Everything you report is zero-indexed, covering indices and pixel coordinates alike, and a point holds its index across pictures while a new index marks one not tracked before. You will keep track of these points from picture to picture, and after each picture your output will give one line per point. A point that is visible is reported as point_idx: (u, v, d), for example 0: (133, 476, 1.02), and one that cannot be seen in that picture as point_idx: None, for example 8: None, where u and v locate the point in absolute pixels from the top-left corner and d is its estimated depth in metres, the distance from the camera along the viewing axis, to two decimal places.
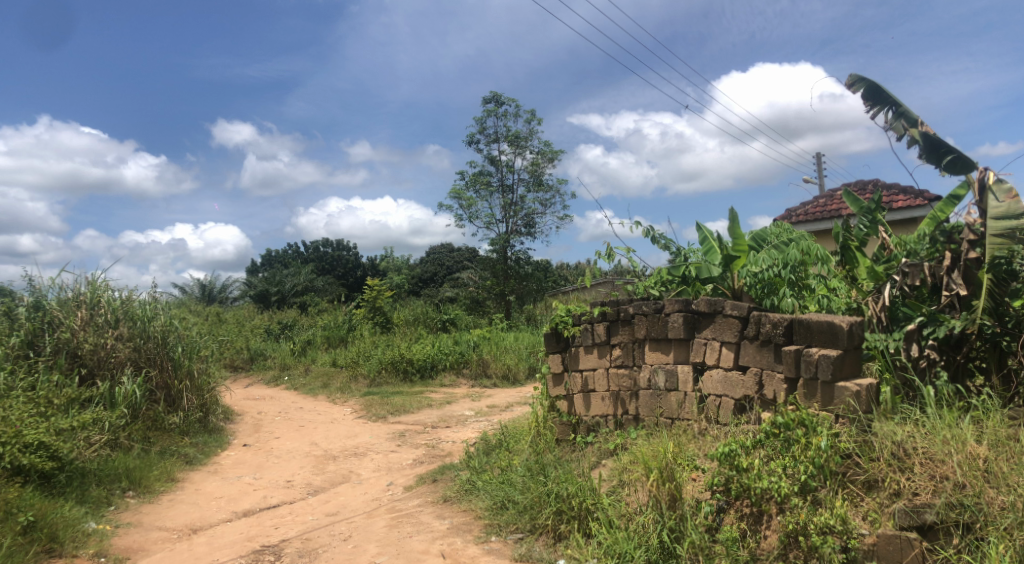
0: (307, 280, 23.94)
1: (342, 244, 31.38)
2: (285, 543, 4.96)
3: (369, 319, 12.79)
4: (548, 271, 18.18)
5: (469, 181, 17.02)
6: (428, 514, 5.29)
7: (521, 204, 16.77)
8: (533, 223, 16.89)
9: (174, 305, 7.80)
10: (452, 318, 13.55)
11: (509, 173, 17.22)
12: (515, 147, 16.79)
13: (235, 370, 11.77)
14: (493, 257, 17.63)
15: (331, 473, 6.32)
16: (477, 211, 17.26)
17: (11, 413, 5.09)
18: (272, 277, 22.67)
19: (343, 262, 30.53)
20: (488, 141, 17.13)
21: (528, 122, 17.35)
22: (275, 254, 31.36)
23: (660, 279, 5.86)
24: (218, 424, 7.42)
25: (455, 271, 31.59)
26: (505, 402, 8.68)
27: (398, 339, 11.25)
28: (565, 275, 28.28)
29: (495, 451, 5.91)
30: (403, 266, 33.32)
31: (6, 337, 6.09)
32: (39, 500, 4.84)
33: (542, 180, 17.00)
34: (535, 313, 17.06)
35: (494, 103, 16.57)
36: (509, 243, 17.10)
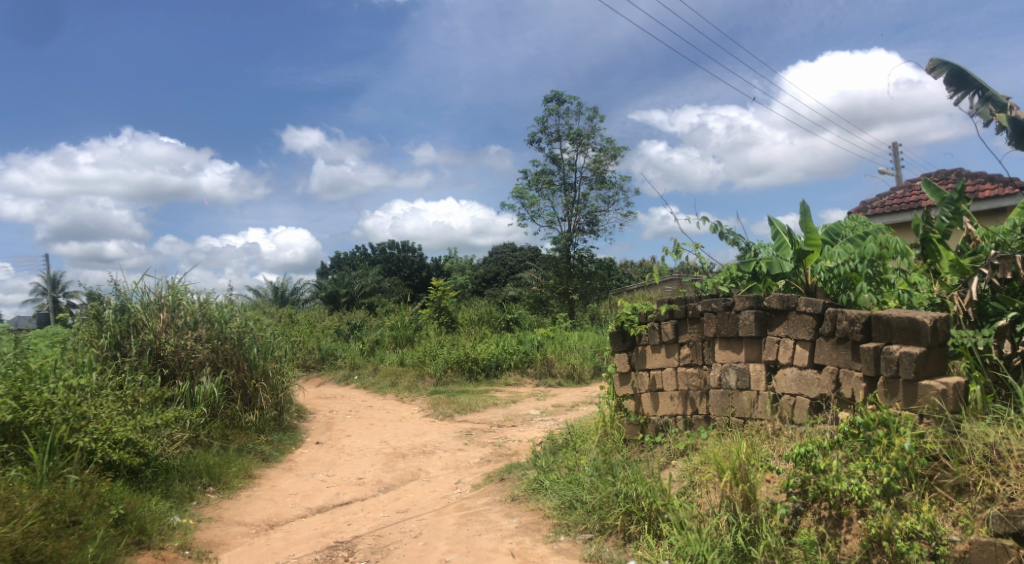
0: (374, 282, 24.50)
1: (406, 246, 31.99)
2: (358, 539, 5.06)
3: (435, 319, 12.97)
4: (611, 270, 18.04)
5: (531, 181, 17.06)
6: (496, 512, 5.32)
7: (584, 203, 16.69)
8: (596, 221, 16.79)
9: (249, 307, 8.06)
10: (515, 318, 13.59)
11: (571, 171, 17.19)
12: (577, 145, 16.74)
13: (308, 369, 12.11)
14: (556, 256, 17.62)
15: (401, 470, 6.42)
16: (539, 210, 17.30)
17: (101, 411, 5.38)
18: (342, 279, 23.31)
19: (408, 264, 31.13)
20: (551, 139, 17.14)
21: (590, 120, 17.30)
22: (343, 257, 32.21)
23: (728, 276, 5.71)
24: (291, 423, 7.64)
25: (517, 271, 31.68)
26: (570, 401, 8.63)
27: (463, 338, 11.36)
28: (628, 273, 28.05)
29: (561, 451, 5.88)
30: (466, 267, 33.67)
31: (96, 338, 6.40)
32: (128, 495, 5.12)
33: (604, 177, 16.89)
34: (599, 312, 16.95)
35: (555, 102, 16.55)
36: (571, 242, 17.06)
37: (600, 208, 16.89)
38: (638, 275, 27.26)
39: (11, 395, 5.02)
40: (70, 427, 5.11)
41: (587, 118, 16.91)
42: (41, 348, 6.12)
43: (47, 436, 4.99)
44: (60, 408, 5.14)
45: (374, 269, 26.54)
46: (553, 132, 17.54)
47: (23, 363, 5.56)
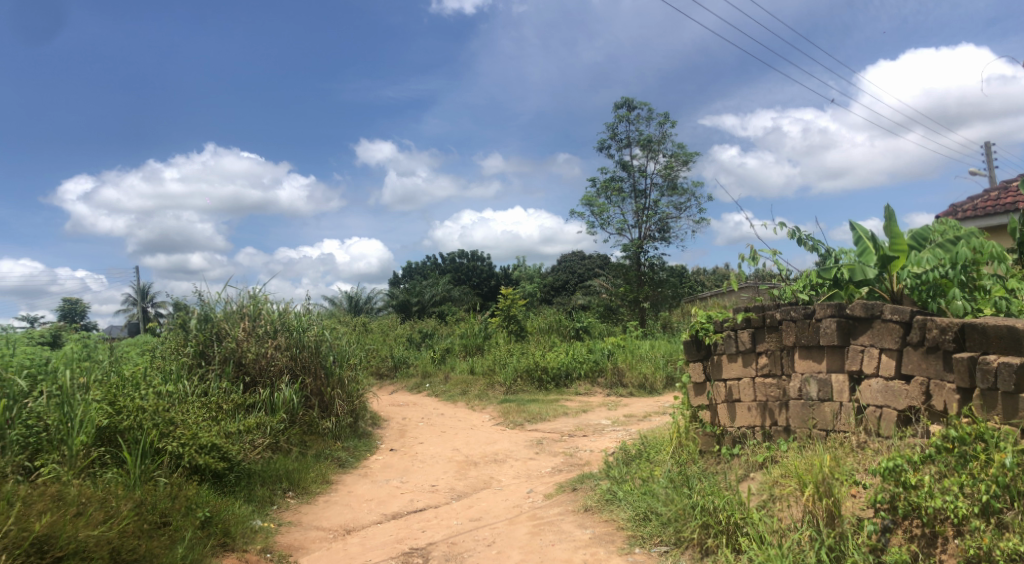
0: (444, 291, 24.88)
1: (476, 255, 32.41)
2: (432, 546, 5.10)
3: (504, 327, 13.04)
4: (682, 277, 17.76)
5: (600, 188, 17.00)
6: (569, 523, 5.27)
7: (654, 210, 16.52)
8: (666, 228, 16.58)
9: (325, 316, 8.27)
10: (584, 326, 13.50)
11: (641, 177, 17.07)
12: (647, 151, 16.60)
13: (381, 377, 12.38)
14: (626, 264, 17.44)
15: (473, 478, 6.46)
16: (609, 217, 17.22)
17: (188, 417, 5.63)
18: (413, 289, 23.92)
19: (477, 273, 31.49)
20: (621, 146, 17.07)
21: (660, 126, 17.16)
22: (414, 266, 32.84)
23: (808, 283, 5.53)
24: (366, 430, 7.79)
25: (586, 280, 31.52)
26: (642, 411, 8.50)
27: (533, 347, 11.37)
28: (700, 280, 27.57)
29: (635, 462, 5.79)
30: (534, 275, 33.80)
31: (183, 346, 6.69)
32: (214, 498, 5.32)
33: (675, 184, 16.68)
34: (670, 320, 16.70)
35: (624, 108, 16.48)
36: (641, 250, 16.90)
37: (670, 214, 16.67)
38: (713, 283, 26.58)
39: (107, 401, 5.35)
40: (160, 432, 5.36)
41: (658, 124, 16.79)
42: (133, 356, 6.46)
43: (139, 440, 5.26)
44: (151, 414, 5.41)
45: (444, 277, 26.93)
46: (622, 139, 17.46)
47: (117, 371, 5.88)
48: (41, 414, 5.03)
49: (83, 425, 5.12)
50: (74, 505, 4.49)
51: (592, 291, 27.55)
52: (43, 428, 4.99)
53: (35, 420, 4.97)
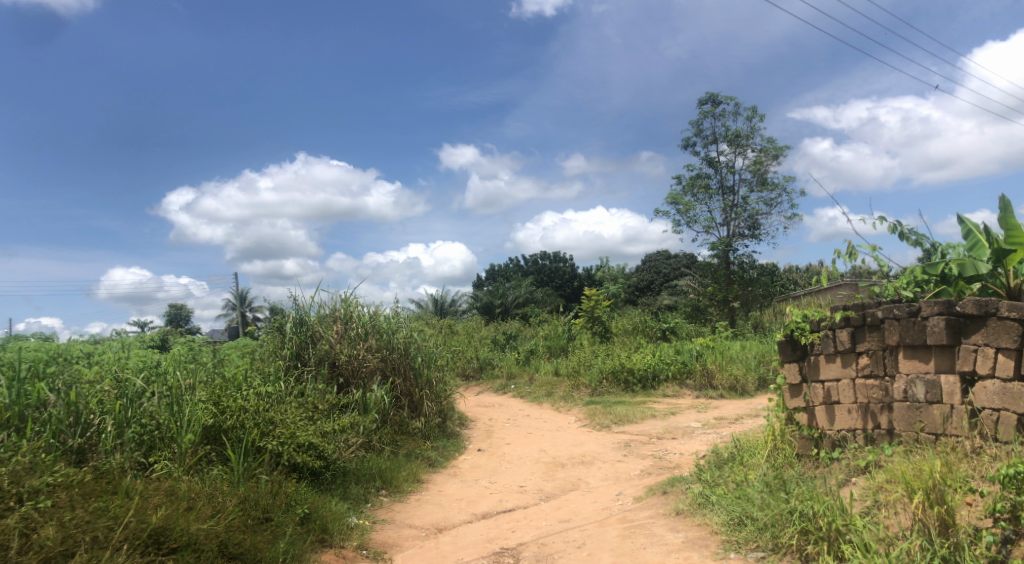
0: (527, 293, 25.14)
1: (560, 255, 32.66)
2: (523, 547, 5.12)
3: (589, 328, 12.98)
4: (774, 275, 17.23)
5: (686, 186, 16.74)
6: (661, 526, 5.19)
7: (744, 206, 16.13)
8: (756, 225, 16.14)
9: (413, 318, 8.47)
10: (671, 327, 13.26)
11: (729, 174, 16.71)
12: (735, 146, 16.22)
13: (467, 378, 12.60)
14: (714, 262, 17.20)
15: (561, 480, 6.45)
16: (695, 215, 16.95)
17: (287, 417, 5.87)
18: (497, 291, 24.36)
19: (559, 274, 31.74)
20: (707, 142, 16.76)
21: (748, 120, 16.77)
22: (496, 268, 33.33)
23: (912, 279, 5.25)
24: (454, 430, 7.91)
25: (671, 280, 31.24)
26: (734, 414, 8.27)
27: (619, 348, 11.29)
28: (794, 278, 26.76)
29: (728, 465, 5.64)
30: (619, 274, 33.64)
31: (280, 349, 7.01)
32: (312, 495, 5.52)
33: (766, 179, 16.23)
34: (762, 321, 16.20)
35: (710, 103, 16.19)
36: (728, 249, 16.61)
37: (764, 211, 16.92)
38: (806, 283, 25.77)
39: (212, 401, 5.63)
40: (260, 431, 5.60)
41: (746, 118, 16.41)
42: (235, 358, 6.81)
43: (241, 439, 5.50)
44: (252, 414, 5.66)
45: (526, 279, 27.13)
46: (709, 134, 17.14)
47: (220, 373, 6.20)
48: (154, 413, 5.37)
49: (191, 424, 5.41)
50: (186, 500, 4.76)
51: (676, 292, 27.10)
52: (156, 426, 5.32)
53: (148, 419, 5.31)
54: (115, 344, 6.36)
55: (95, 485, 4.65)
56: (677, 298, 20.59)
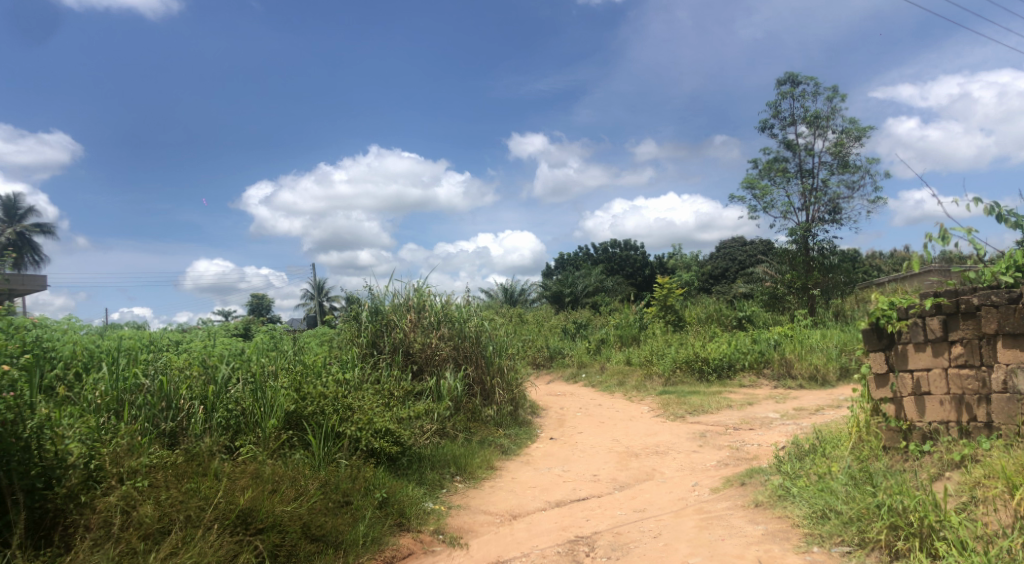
0: (598, 281, 25.09)
1: (631, 244, 32.43)
2: (598, 536, 5.10)
3: (661, 317, 12.81)
4: (856, 262, 16.68)
5: (762, 170, 16.32)
6: (739, 518, 5.05)
7: (824, 190, 15.59)
8: (838, 210, 15.61)
9: (483, 307, 8.57)
10: (747, 315, 12.91)
11: (809, 157, 16.20)
12: (814, 128, 15.70)
13: (538, 367, 12.66)
14: (791, 249, 16.75)
15: (635, 469, 6.40)
16: (772, 200, 16.50)
17: (364, 403, 6.03)
18: (566, 280, 24.39)
19: (631, 262, 31.54)
20: (785, 124, 16.28)
21: (829, 101, 16.21)
22: (566, 257, 33.41)
23: (1011, 264, 4.92)
24: (526, 418, 7.95)
25: (747, 267, 30.64)
26: (814, 404, 8.02)
27: (693, 337, 11.12)
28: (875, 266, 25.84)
29: (809, 457, 5.48)
30: (694, 262, 33.14)
31: (356, 337, 7.22)
32: (389, 480, 5.64)
33: (848, 161, 15.66)
34: (843, 308, 15.62)
35: (789, 84, 15.67)
36: (808, 234, 16.25)
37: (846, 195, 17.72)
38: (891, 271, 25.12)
39: (293, 388, 5.82)
40: (340, 417, 5.77)
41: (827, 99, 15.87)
42: (314, 345, 7.04)
43: (321, 424, 5.68)
44: (331, 400, 5.82)
45: (595, 268, 26.96)
46: (786, 117, 16.63)
47: (300, 360, 6.41)
48: (239, 399, 5.58)
49: (274, 409, 5.61)
50: (270, 482, 4.93)
51: (752, 279, 26.37)
52: (242, 412, 5.53)
53: (234, 404, 5.52)
54: (202, 332, 6.66)
55: (187, 467, 4.87)
56: (753, 286, 20.07)
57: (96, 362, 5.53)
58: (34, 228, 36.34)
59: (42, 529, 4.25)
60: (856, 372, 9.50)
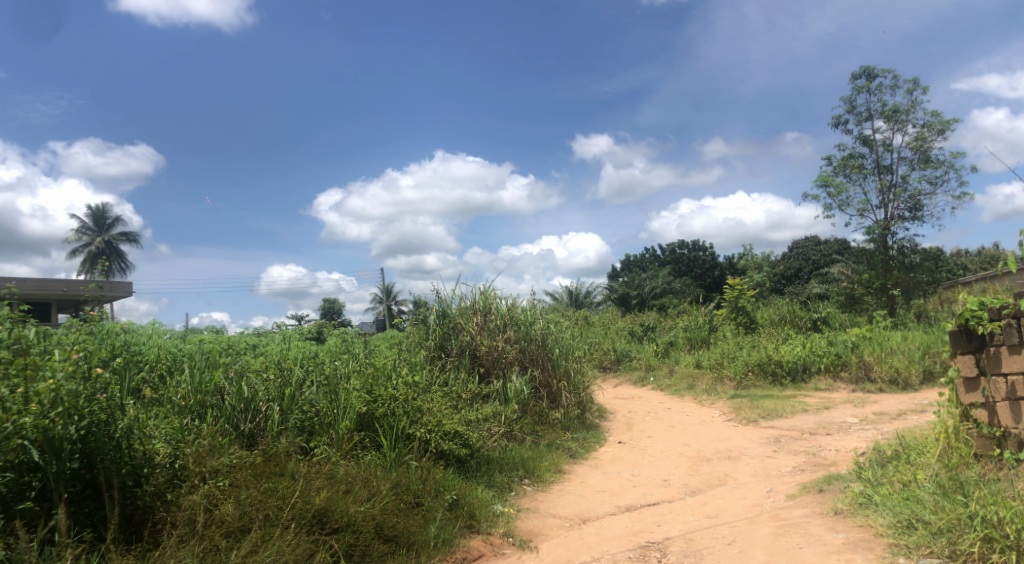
0: (665, 283, 24.83)
1: (698, 244, 32.05)
2: (670, 542, 5.01)
3: (732, 319, 12.53)
4: (939, 262, 16.22)
5: (837, 167, 15.84)
6: (818, 526, 4.87)
7: (903, 186, 15.03)
8: (919, 206, 15.01)
9: (548, 310, 8.60)
10: (822, 317, 12.51)
11: (887, 152, 15.66)
12: (893, 122, 15.16)
13: (605, 370, 12.59)
14: (869, 248, 16.46)
15: (706, 475, 6.28)
16: (847, 198, 16.02)
17: (433, 405, 6.11)
18: (633, 282, 24.23)
19: (699, 263, 31.16)
20: (861, 119, 15.79)
21: (909, 93, 15.64)
22: (632, 259, 33.17)
23: None
24: (594, 422, 7.91)
25: (822, 267, 29.90)
26: (896, 409, 7.72)
27: (765, 340, 10.87)
28: (960, 265, 24.73)
29: (892, 464, 5.28)
30: (765, 262, 32.41)
31: (424, 340, 7.41)
32: (458, 482, 5.70)
33: (930, 156, 15.05)
34: (925, 309, 14.96)
35: (865, 77, 15.19)
36: (886, 232, 15.99)
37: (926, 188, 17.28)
38: (977, 269, 24.07)
39: (365, 390, 5.95)
40: (409, 419, 5.86)
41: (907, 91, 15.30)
42: (383, 348, 7.21)
43: (393, 426, 5.78)
44: (401, 402, 5.92)
45: (661, 270, 26.63)
46: (861, 111, 16.14)
47: (370, 363, 6.55)
48: (314, 401, 5.74)
49: (346, 411, 5.74)
50: (344, 483, 5.05)
51: (827, 278, 25.67)
52: (316, 413, 5.67)
53: (309, 406, 5.68)
54: (277, 336, 6.89)
55: (265, 467, 5.02)
56: (829, 286, 19.45)
57: (177, 364, 5.75)
58: (119, 237, 38.35)
59: (133, 525, 4.42)
60: (942, 376, 9.11)
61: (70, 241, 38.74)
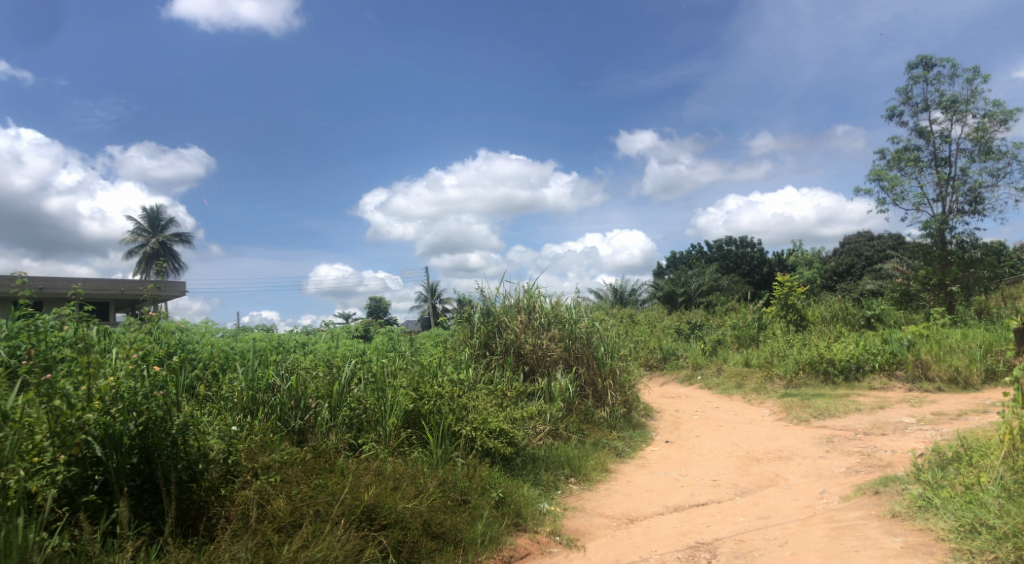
0: (712, 280, 24.54)
1: (746, 241, 31.63)
2: (719, 542, 4.93)
3: (782, 317, 12.29)
4: (1001, 258, 15.68)
5: (891, 160, 15.43)
6: (875, 529, 4.74)
7: (962, 178, 14.56)
8: (979, 200, 14.54)
9: (593, 308, 8.58)
10: (876, 314, 12.21)
11: (944, 144, 15.20)
12: (951, 113, 14.70)
13: (651, 368, 12.49)
14: (926, 244, 16.06)
15: (757, 475, 6.18)
16: (902, 192, 15.60)
17: (479, 403, 6.14)
18: (678, 279, 23.98)
19: (747, 260, 30.67)
20: (917, 110, 15.36)
21: (968, 82, 15.14)
22: (677, 256, 32.86)
23: None
24: (640, 421, 7.85)
25: (876, 263, 29.26)
26: (956, 409, 7.48)
27: (817, 338, 10.65)
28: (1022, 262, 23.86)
29: (953, 466, 5.11)
30: (814, 258, 31.77)
31: (470, 338, 7.51)
32: (505, 480, 5.72)
33: (991, 147, 14.55)
34: (987, 306, 14.38)
35: (921, 67, 14.76)
36: (944, 227, 15.51)
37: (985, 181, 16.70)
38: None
39: (411, 387, 6.00)
40: (456, 417, 5.89)
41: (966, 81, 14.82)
42: (429, 347, 7.30)
43: (439, 423, 5.81)
44: (448, 399, 5.96)
45: (707, 267, 26.31)
46: (917, 102, 15.69)
47: (417, 360, 6.62)
48: (361, 399, 5.80)
49: (393, 409, 5.80)
50: (392, 480, 5.10)
51: (880, 275, 25.06)
52: (364, 410, 5.74)
53: (357, 404, 5.74)
54: (325, 334, 7.00)
55: (315, 464, 5.10)
56: (882, 282, 18.96)
57: (230, 362, 5.89)
58: (170, 238, 39.49)
59: (189, 519, 4.53)
60: (1005, 376, 8.80)
61: (123, 242, 40.00)
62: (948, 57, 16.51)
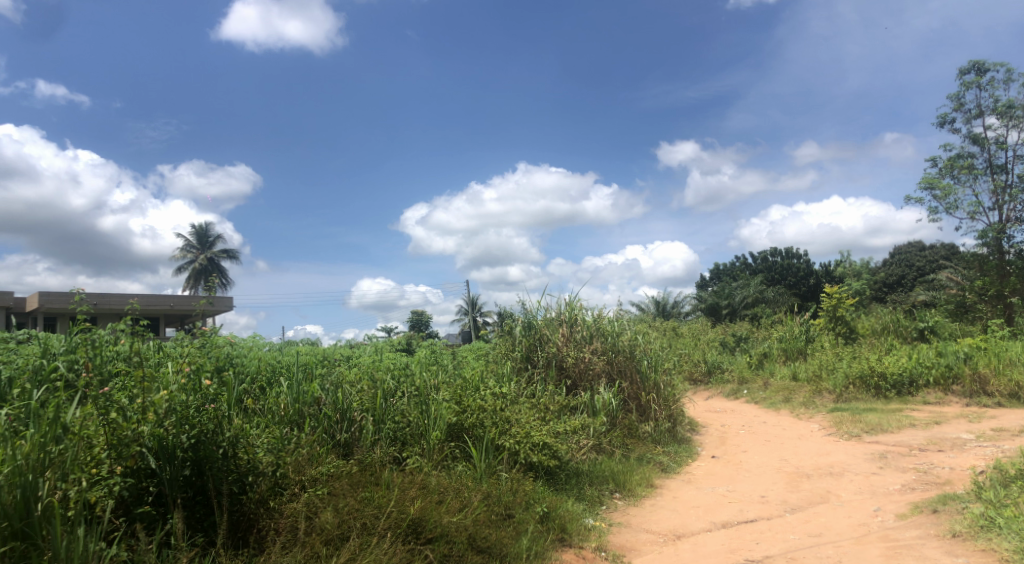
0: (757, 291, 24.27)
1: (791, 252, 31.12)
2: (770, 560, 4.83)
3: (831, 330, 12.04)
4: None
5: (943, 168, 15.06)
6: (934, 549, 4.58)
7: (1020, 186, 14.13)
8: None
9: (636, 320, 8.53)
10: (930, 326, 11.88)
11: (1000, 151, 14.77)
12: (1006, 119, 14.31)
13: (695, 382, 12.35)
14: (983, 254, 15.65)
15: (807, 492, 6.04)
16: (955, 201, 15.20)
17: (522, 417, 6.14)
18: (722, 292, 23.78)
19: (793, 270, 30.12)
20: (970, 117, 14.98)
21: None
22: (720, 267, 32.49)
23: None
24: (685, 435, 7.73)
25: (927, 273, 28.57)
26: (1018, 425, 7.22)
27: (867, 351, 10.41)
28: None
29: (1016, 485, 4.93)
30: (861, 268, 31.15)
31: (511, 351, 7.56)
32: (549, 494, 5.70)
33: None
34: None
35: (974, 72, 14.41)
36: (1001, 237, 15.05)
37: None
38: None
39: (454, 400, 6.01)
40: (499, 430, 5.89)
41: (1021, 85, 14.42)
42: (472, 360, 7.34)
43: (482, 437, 5.82)
44: (490, 413, 5.97)
45: (751, 279, 25.95)
46: (969, 108, 15.31)
47: (460, 374, 6.65)
48: (405, 412, 5.85)
49: (437, 422, 5.84)
50: (436, 493, 5.11)
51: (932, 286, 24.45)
52: (407, 423, 5.79)
53: (401, 417, 5.79)
54: (370, 347, 7.08)
55: (360, 477, 5.14)
56: (935, 293, 18.45)
57: (276, 376, 5.99)
58: (217, 253, 40.48)
59: (240, 531, 4.56)
60: None
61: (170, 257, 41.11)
62: (1001, 62, 16.11)
